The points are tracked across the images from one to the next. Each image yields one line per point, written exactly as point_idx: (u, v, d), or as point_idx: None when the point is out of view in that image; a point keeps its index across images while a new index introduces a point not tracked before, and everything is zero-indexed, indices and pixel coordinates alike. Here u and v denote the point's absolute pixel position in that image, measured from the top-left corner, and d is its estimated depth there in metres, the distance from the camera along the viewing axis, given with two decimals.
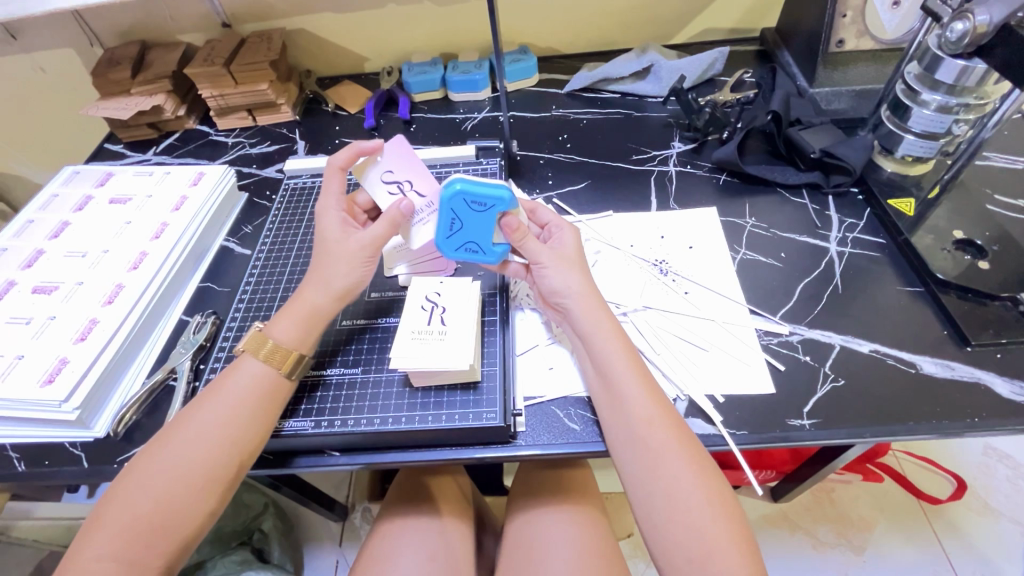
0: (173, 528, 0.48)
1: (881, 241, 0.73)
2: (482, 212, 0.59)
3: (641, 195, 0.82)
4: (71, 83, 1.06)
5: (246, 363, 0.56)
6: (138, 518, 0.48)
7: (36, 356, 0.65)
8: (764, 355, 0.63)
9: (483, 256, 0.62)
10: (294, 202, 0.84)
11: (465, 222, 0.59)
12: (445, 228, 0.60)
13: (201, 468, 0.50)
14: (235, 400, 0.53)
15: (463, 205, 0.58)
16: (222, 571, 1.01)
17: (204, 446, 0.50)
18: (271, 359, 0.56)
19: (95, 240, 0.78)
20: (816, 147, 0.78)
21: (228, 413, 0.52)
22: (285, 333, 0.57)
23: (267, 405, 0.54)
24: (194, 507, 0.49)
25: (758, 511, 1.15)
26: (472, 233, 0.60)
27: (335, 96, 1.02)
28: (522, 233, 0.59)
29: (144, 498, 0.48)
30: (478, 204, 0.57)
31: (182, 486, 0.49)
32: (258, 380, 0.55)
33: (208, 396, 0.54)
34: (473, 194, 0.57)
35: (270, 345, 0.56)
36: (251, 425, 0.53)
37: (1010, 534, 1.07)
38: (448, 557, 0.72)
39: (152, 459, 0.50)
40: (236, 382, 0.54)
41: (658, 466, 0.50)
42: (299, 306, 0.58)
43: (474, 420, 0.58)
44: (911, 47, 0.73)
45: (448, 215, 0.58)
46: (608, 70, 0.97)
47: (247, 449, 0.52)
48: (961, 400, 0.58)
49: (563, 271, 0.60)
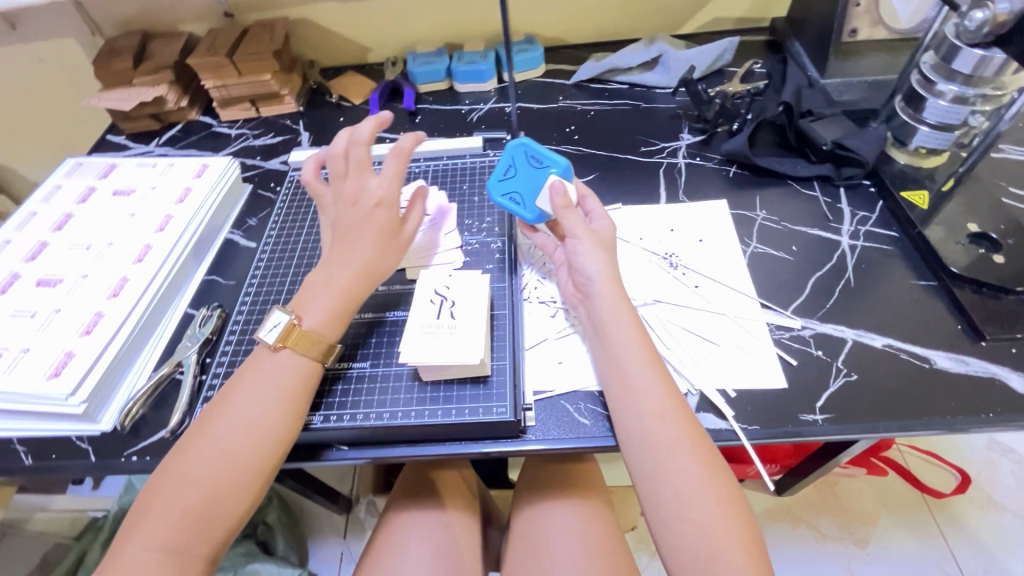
0: (220, 518, 0.48)
1: (894, 234, 0.72)
2: (537, 169, 0.67)
3: (650, 187, 0.81)
4: (71, 74, 1.05)
5: (279, 351, 0.55)
6: (184, 510, 0.47)
7: (42, 349, 0.64)
8: (776, 349, 0.63)
9: (522, 210, 0.67)
10: (299, 194, 0.83)
11: (519, 173, 0.67)
12: (501, 171, 0.68)
13: (243, 457, 0.50)
14: (270, 389, 0.53)
15: (524, 157, 0.67)
16: (227, 563, 1.01)
17: (243, 436, 0.50)
18: (309, 344, 0.55)
19: (99, 232, 0.77)
20: (828, 139, 0.77)
21: (265, 402, 0.52)
22: (318, 317, 0.56)
23: (303, 392, 0.54)
24: (240, 496, 0.49)
25: (761, 504, 1.15)
26: (522, 182, 0.67)
27: (339, 87, 1.00)
28: (567, 203, 0.62)
29: (187, 490, 0.48)
30: (538, 159, 0.67)
31: (226, 477, 0.49)
32: (294, 367, 0.54)
33: (241, 386, 0.53)
34: (536, 150, 0.67)
35: (303, 330, 0.55)
36: (289, 413, 0.52)
37: (1014, 528, 1.07)
38: (455, 551, 0.72)
39: (191, 452, 0.50)
40: (270, 371, 0.54)
41: (668, 463, 0.50)
42: (331, 285, 0.58)
43: (484, 414, 0.57)
44: (928, 36, 0.72)
45: (507, 160, 0.68)
46: (616, 61, 0.96)
47: (285, 438, 0.52)
48: (974, 395, 0.58)
49: (594, 254, 0.59)
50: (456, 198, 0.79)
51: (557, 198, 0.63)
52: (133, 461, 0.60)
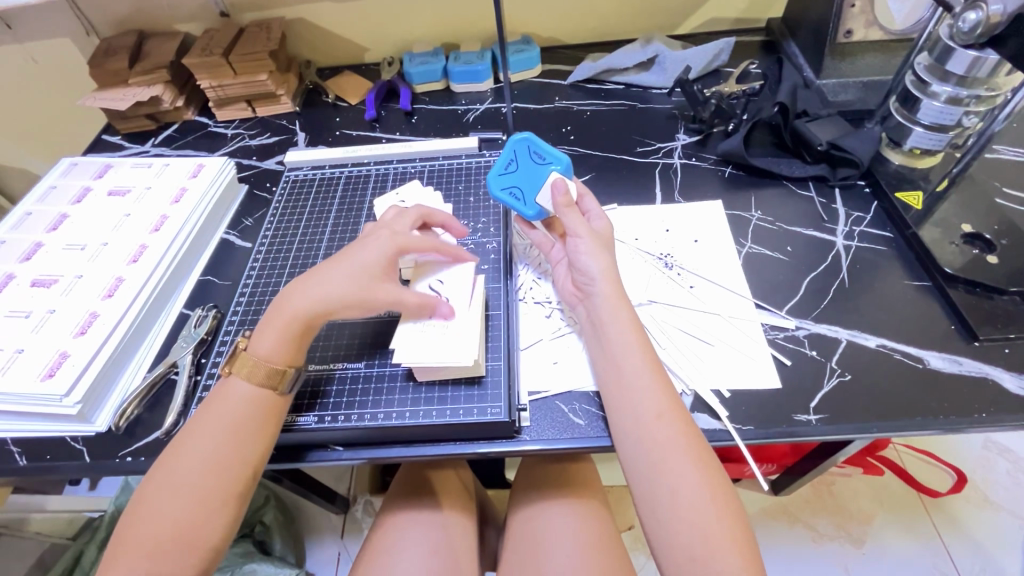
0: (197, 546, 0.48)
1: (888, 234, 0.73)
2: (539, 165, 0.66)
3: (646, 187, 0.81)
4: (67, 73, 1.04)
5: (234, 384, 0.54)
6: (158, 541, 0.47)
7: (36, 349, 0.64)
8: (771, 350, 0.63)
9: (521, 205, 0.66)
10: (294, 194, 0.83)
11: (520, 167, 0.67)
12: (502, 165, 0.67)
13: (214, 485, 0.49)
14: (232, 417, 0.52)
15: (527, 152, 0.67)
16: (224, 562, 1.01)
17: (211, 465, 0.50)
18: (264, 379, 0.54)
19: (94, 233, 0.77)
20: (823, 139, 0.77)
21: (229, 430, 0.52)
22: (270, 347, 0.55)
23: (265, 420, 0.54)
24: (213, 524, 0.49)
25: (758, 504, 1.15)
26: (522, 178, 0.67)
27: (335, 87, 1.00)
28: (569, 203, 0.62)
29: (161, 522, 0.48)
30: (540, 155, 0.66)
31: (198, 505, 0.49)
32: (251, 398, 0.54)
33: (203, 418, 0.53)
34: (539, 146, 0.66)
35: (256, 363, 0.55)
36: (255, 439, 0.52)
37: (1009, 527, 1.08)
38: (451, 551, 0.72)
39: (162, 483, 0.49)
40: (229, 402, 0.53)
41: (665, 463, 0.50)
42: (280, 318, 0.56)
43: (478, 415, 0.57)
44: (922, 37, 0.73)
45: (509, 154, 0.67)
46: (612, 61, 0.96)
47: (253, 465, 0.52)
48: (968, 395, 0.58)
49: (591, 255, 0.59)
50: (452, 199, 0.79)
51: (557, 196, 0.62)
52: (128, 461, 0.60)
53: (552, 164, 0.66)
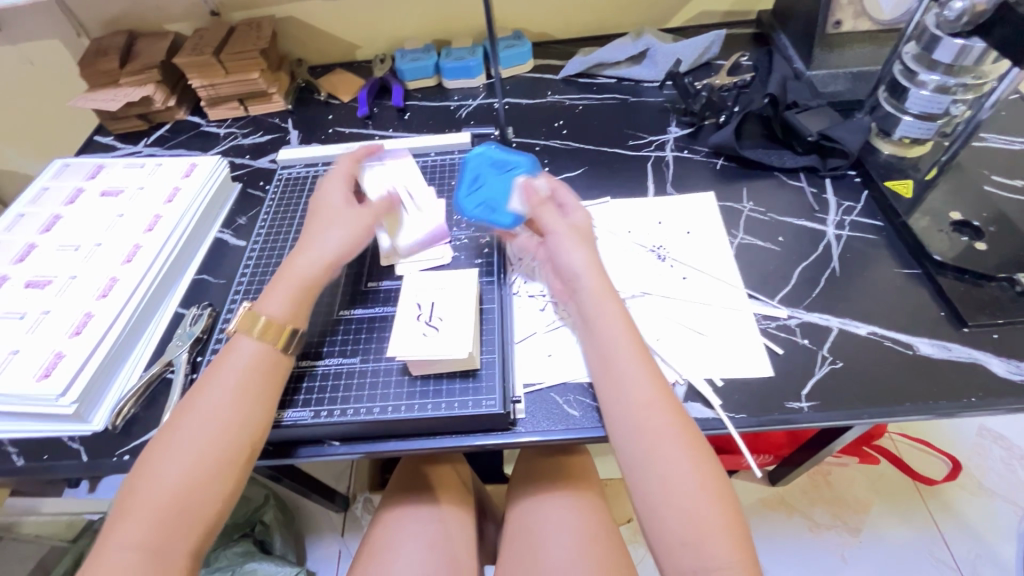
0: (195, 513, 0.48)
1: (879, 223, 0.73)
2: (502, 178, 0.72)
3: (638, 180, 0.82)
4: (58, 74, 1.04)
5: (241, 344, 0.55)
6: (161, 507, 0.47)
7: (32, 350, 0.64)
8: (763, 339, 0.63)
9: (498, 217, 0.69)
10: (287, 192, 0.83)
11: (484, 185, 0.72)
12: (468, 187, 0.72)
13: (217, 448, 0.50)
14: (238, 380, 0.53)
15: (486, 170, 0.73)
16: (224, 562, 1.02)
17: (215, 426, 0.50)
18: (266, 335, 0.56)
19: (87, 233, 0.77)
20: (812, 130, 0.77)
21: (235, 394, 0.52)
22: (279, 307, 0.57)
23: (269, 383, 0.55)
24: (216, 488, 0.49)
25: (756, 495, 1.16)
26: (490, 193, 0.71)
27: (328, 85, 1.00)
28: (541, 199, 0.64)
29: (163, 485, 0.48)
30: (497, 168, 0.70)
31: (200, 469, 0.49)
32: (256, 358, 0.55)
33: (207, 381, 0.53)
34: (492, 169, 0.73)
35: (264, 320, 0.56)
36: (259, 402, 0.53)
37: (1004, 512, 1.09)
38: (449, 546, 0.72)
39: (165, 448, 0.50)
40: (235, 364, 0.54)
41: (656, 451, 0.50)
42: (291, 276, 0.59)
43: (473, 407, 0.58)
44: (909, 28, 0.73)
45: (473, 172, 0.74)
46: (604, 55, 0.96)
47: (256, 429, 0.52)
48: (958, 381, 0.58)
49: (577, 248, 0.60)
50: (446, 195, 0.79)
51: (529, 197, 0.65)
52: (126, 460, 0.61)
53: (516, 172, 0.69)
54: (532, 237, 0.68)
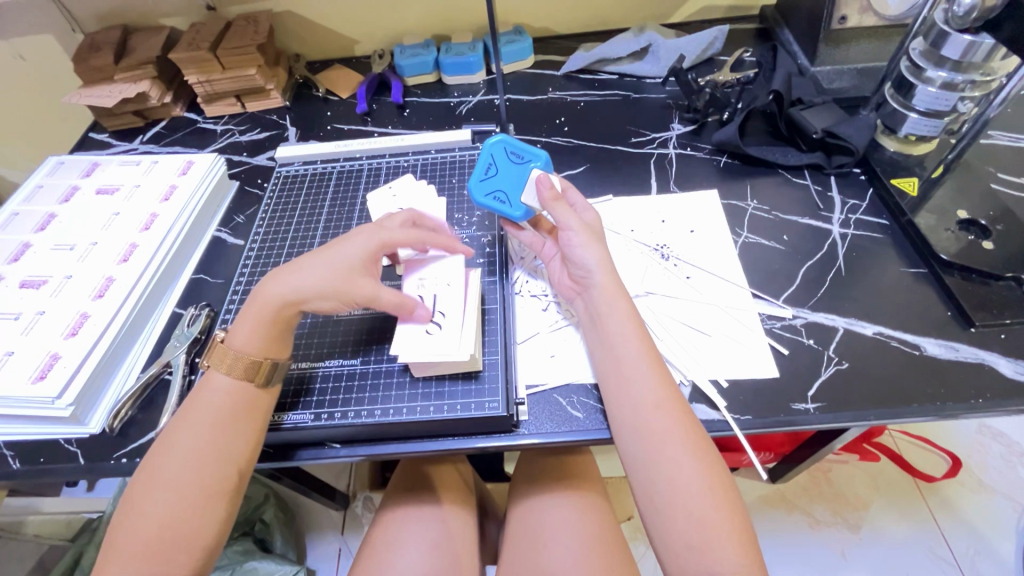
0: (185, 546, 0.47)
1: (884, 222, 0.72)
2: (518, 164, 0.66)
3: (641, 178, 0.81)
4: (52, 70, 1.03)
5: (215, 377, 0.54)
6: (149, 543, 0.47)
7: (27, 351, 0.63)
8: (768, 339, 0.63)
9: (507, 207, 0.65)
10: (286, 190, 0.82)
11: (500, 169, 0.66)
12: (481, 170, 0.66)
13: (199, 484, 0.49)
14: (213, 413, 0.52)
15: (504, 153, 0.66)
16: (224, 562, 1.01)
17: (195, 463, 0.50)
18: (238, 370, 0.54)
19: (83, 232, 0.76)
20: (818, 127, 0.77)
21: (213, 425, 0.52)
22: (246, 341, 0.55)
23: (248, 412, 0.54)
24: (203, 521, 0.49)
25: (756, 492, 1.16)
26: (504, 181, 0.66)
27: (326, 81, 0.99)
28: (555, 193, 0.62)
29: (148, 524, 0.47)
30: (517, 154, 0.66)
31: (185, 503, 0.48)
32: (230, 391, 0.54)
33: (185, 416, 0.52)
34: (514, 146, 0.66)
35: (233, 355, 0.55)
36: (239, 435, 0.52)
37: (1004, 510, 1.09)
38: (451, 547, 0.72)
39: (149, 483, 0.49)
40: (210, 397, 0.53)
41: (662, 452, 0.50)
42: (260, 310, 0.57)
43: (476, 410, 0.57)
44: (916, 23, 0.71)
45: (486, 158, 0.66)
46: (606, 50, 0.95)
47: (239, 461, 0.51)
48: (964, 381, 0.58)
49: (589, 245, 0.59)
50: (446, 193, 0.78)
51: (545, 191, 0.63)
52: (124, 463, 0.60)
53: (530, 163, 0.66)
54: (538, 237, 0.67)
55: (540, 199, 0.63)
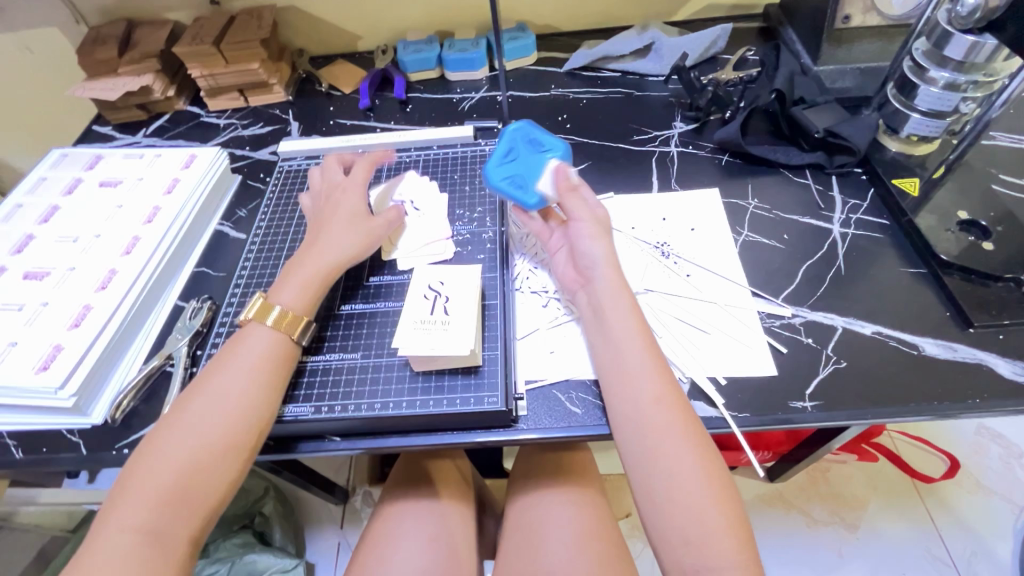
0: (199, 494, 0.48)
1: (884, 222, 0.73)
2: (539, 153, 0.68)
3: (641, 176, 0.81)
4: (55, 63, 1.03)
5: (254, 332, 0.56)
6: (164, 487, 0.47)
7: (30, 342, 0.64)
8: (766, 337, 0.63)
9: (522, 194, 0.65)
10: (288, 184, 0.82)
11: (519, 157, 0.68)
12: (501, 155, 0.67)
13: (222, 434, 0.50)
14: (248, 367, 0.54)
15: (524, 142, 0.68)
16: (225, 554, 1.02)
17: (224, 411, 0.51)
18: (280, 324, 0.57)
19: (87, 224, 0.76)
20: (820, 126, 0.77)
21: (246, 378, 0.53)
22: (292, 298, 0.59)
23: (279, 372, 0.55)
24: (219, 473, 0.49)
25: (753, 491, 1.16)
26: (521, 167, 0.67)
27: (329, 76, 0.99)
28: (571, 183, 0.64)
29: (166, 468, 0.48)
30: (538, 145, 0.69)
31: (204, 453, 0.49)
32: (269, 347, 0.56)
33: (218, 367, 0.54)
34: (535, 138, 0.69)
35: (278, 311, 0.57)
36: (268, 391, 0.53)
37: (1002, 511, 1.09)
38: (449, 540, 0.72)
39: (171, 429, 0.50)
40: (248, 351, 0.55)
41: (664, 443, 0.50)
42: (302, 273, 0.61)
43: (475, 404, 0.57)
44: (918, 23, 0.72)
45: (508, 144, 0.68)
46: (609, 48, 0.95)
47: (264, 415, 0.53)
48: (963, 381, 0.58)
49: (592, 237, 0.60)
50: (446, 189, 0.78)
51: (560, 177, 0.64)
52: (126, 454, 0.60)
53: (552, 152, 0.68)
54: (548, 228, 0.67)
55: (556, 187, 0.64)
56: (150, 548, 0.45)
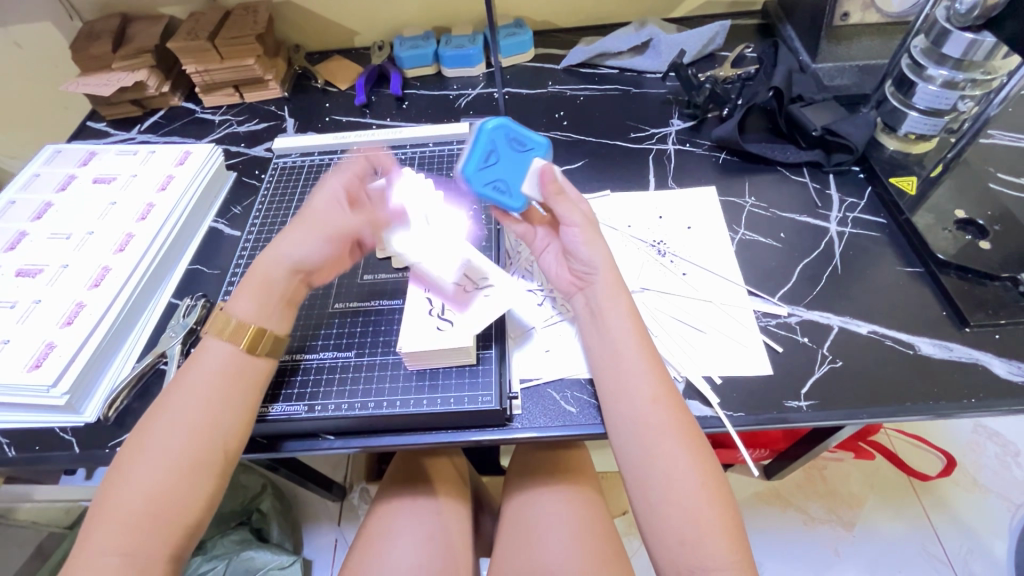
0: (174, 516, 0.48)
1: (882, 220, 0.72)
2: (520, 152, 0.60)
3: (638, 174, 0.81)
4: (49, 58, 1.02)
5: (211, 347, 0.55)
6: (137, 511, 0.47)
7: (23, 340, 0.63)
8: (762, 336, 0.63)
9: (507, 199, 0.60)
10: (283, 181, 0.82)
11: (501, 158, 0.60)
12: (479, 157, 0.59)
13: (188, 454, 0.49)
14: (207, 383, 0.52)
15: (505, 139, 0.60)
16: (221, 550, 1.02)
17: (189, 431, 0.50)
18: (235, 336, 0.54)
19: (80, 221, 0.76)
20: (817, 124, 0.76)
21: (206, 394, 0.52)
22: (245, 308, 0.55)
23: (240, 384, 0.54)
24: (193, 493, 0.49)
25: (750, 489, 1.16)
26: (504, 171, 0.60)
27: (325, 72, 0.99)
28: (557, 187, 0.59)
29: (140, 490, 0.47)
30: (519, 141, 0.60)
31: (175, 475, 0.48)
32: (227, 361, 0.54)
33: (178, 385, 0.53)
34: (516, 130, 0.60)
35: (233, 323, 0.55)
36: (230, 404, 0.52)
37: (998, 509, 1.09)
38: (445, 538, 0.72)
39: (139, 452, 0.49)
40: (204, 366, 0.53)
41: (658, 448, 0.50)
42: (257, 278, 0.57)
43: (469, 403, 0.57)
44: (917, 21, 0.71)
45: (488, 145, 0.59)
46: (607, 45, 0.94)
47: (230, 430, 0.52)
48: (959, 381, 0.58)
49: (589, 240, 0.58)
50: (443, 186, 0.78)
51: (547, 184, 0.59)
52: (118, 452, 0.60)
53: (533, 151, 0.61)
54: (528, 226, 0.65)
55: (543, 193, 0.60)
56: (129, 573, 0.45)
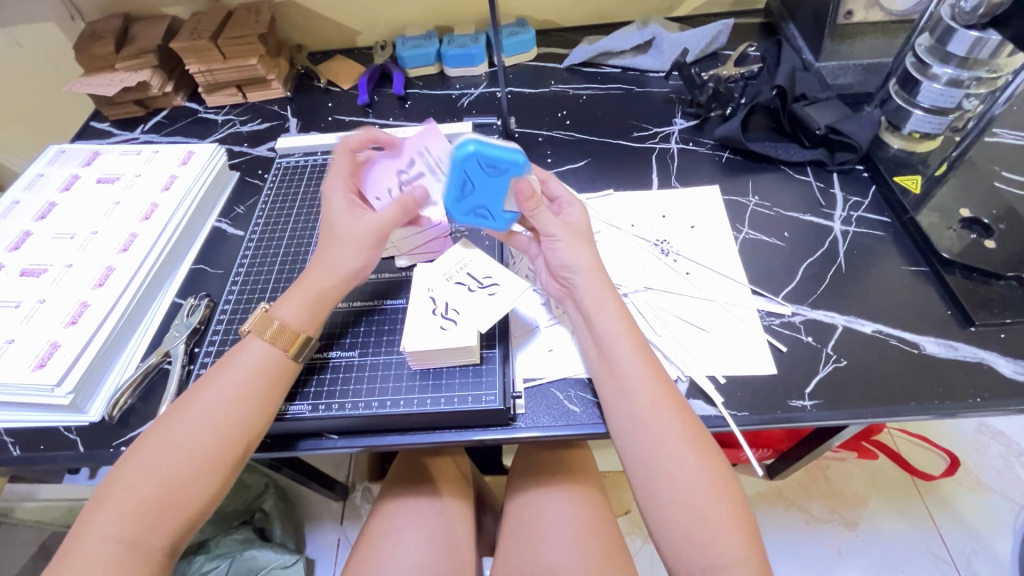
0: (179, 507, 0.48)
1: (886, 219, 0.72)
2: (496, 175, 0.57)
3: (642, 173, 0.80)
4: (53, 58, 1.02)
5: (252, 344, 0.55)
6: (144, 499, 0.47)
7: (27, 339, 0.63)
8: (766, 335, 0.63)
9: (491, 221, 0.62)
10: (286, 181, 0.82)
11: (477, 186, 0.58)
12: (455, 189, 0.58)
13: (207, 449, 0.49)
14: (239, 380, 0.53)
15: (476, 167, 0.56)
16: (225, 549, 1.02)
17: (211, 426, 0.50)
18: (278, 339, 0.55)
19: (84, 221, 0.76)
20: (822, 123, 0.76)
21: (236, 391, 0.52)
22: (292, 313, 0.56)
23: (274, 385, 0.54)
24: (201, 487, 0.49)
25: (753, 488, 1.16)
26: (483, 196, 0.59)
27: (327, 72, 0.99)
28: (535, 202, 0.57)
29: (149, 479, 0.48)
30: (493, 167, 0.56)
31: (187, 467, 0.48)
32: (264, 361, 0.54)
33: (211, 378, 0.53)
34: (487, 156, 0.56)
35: (277, 325, 0.55)
36: (258, 404, 0.52)
37: (1002, 509, 1.08)
38: (448, 537, 0.72)
39: (157, 441, 0.50)
40: (241, 363, 0.54)
41: (661, 448, 0.50)
42: (307, 286, 0.57)
43: (473, 403, 0.57)
44: (922, 19, 0.71)
45: (460, 176, 0.57)
46: (609, 44, 0.94)
47: (252, 430, 0.52)
48: (964, 380, 0.58)
49: (576, 246, 0.58)
50: None
51: (524, 203, 0.57)
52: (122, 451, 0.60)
53: (510, 171, 0.57)
54: (527, 236, 0.65)
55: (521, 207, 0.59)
56: (126, 560, 0.45)
